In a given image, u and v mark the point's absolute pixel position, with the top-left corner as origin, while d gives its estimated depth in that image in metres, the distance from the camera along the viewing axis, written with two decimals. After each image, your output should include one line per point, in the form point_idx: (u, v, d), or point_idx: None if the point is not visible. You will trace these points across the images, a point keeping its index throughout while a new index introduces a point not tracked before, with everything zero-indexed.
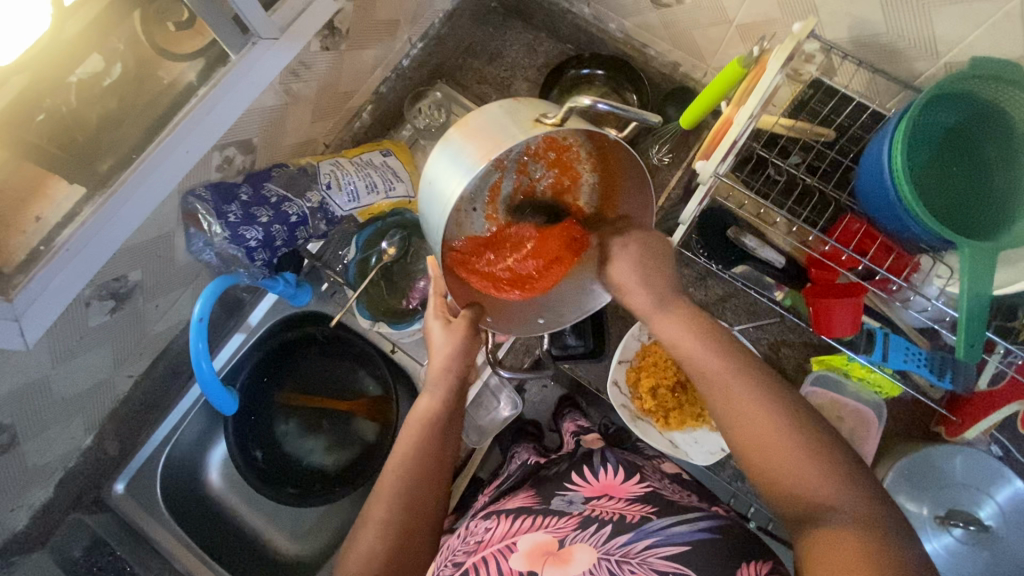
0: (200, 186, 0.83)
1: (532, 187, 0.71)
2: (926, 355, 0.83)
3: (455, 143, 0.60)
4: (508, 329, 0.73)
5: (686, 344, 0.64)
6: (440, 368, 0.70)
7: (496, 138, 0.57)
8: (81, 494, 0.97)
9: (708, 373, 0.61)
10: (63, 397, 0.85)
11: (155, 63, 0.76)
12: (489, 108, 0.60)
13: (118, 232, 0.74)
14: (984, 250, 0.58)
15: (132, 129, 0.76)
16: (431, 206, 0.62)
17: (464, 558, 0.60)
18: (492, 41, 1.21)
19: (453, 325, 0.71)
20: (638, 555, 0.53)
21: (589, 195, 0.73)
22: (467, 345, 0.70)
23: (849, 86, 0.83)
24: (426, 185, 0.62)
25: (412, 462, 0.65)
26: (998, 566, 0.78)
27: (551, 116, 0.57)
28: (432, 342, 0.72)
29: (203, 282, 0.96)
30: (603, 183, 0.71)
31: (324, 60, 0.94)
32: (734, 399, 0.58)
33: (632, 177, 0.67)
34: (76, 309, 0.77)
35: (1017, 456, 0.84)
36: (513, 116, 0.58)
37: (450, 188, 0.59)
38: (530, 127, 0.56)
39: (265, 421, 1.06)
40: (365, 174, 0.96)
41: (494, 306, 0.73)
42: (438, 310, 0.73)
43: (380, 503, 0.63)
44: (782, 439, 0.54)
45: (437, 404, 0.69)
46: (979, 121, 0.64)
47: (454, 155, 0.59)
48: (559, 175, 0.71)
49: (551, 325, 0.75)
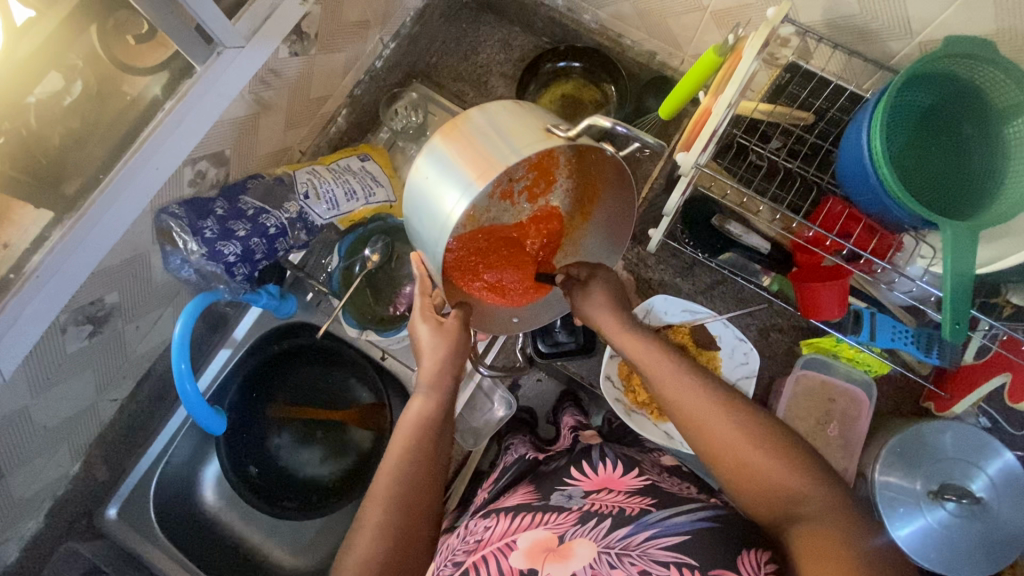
0: (174, 204, 0.80)
1: (511, 188, 0.67)
2: (914, 333, 0.84)
3: (452, 156, 0.58)
4: (489, 330, 0.76)
5: (649, 357, 0.67)
6: (432, 371, 0.69)
7: (499, 147, 0.56)
8: (73, 522, 0.95)
9: (674, 382, 0.62)
10: (46, 426, 0.82)
11: (117, 78, 0.73)
12: (483, 117, 0.59)
13: (90, 256, 0.72)
14: (965, 229, 0.58)
15: (98, 149, 0.73)
16: (430, 220, 0.60)
17: (464, 557, 0.59)
18: (466, 38, 1.19)
19: (445, 326, 0.71)
20: (638, 546, 0.52)
21: (564, 198, 0.72)
22: (459, 347, 0.70)
23: (826, 68, 0.82)
24: (423, 201, 0.60)
25: (410, 466, 0.62)
26: (990, 537, 0.79)
27: (562, 129, 0.57)
28: (421, 346, 0.71)
29: (183, 300, 0.94)
30: (579, 188, 0.71)
31: (294, 66, 0.91)
32: (700, 404, 0.59)
33: (612, 185, 0.68)
34: (52, 337, 0.74)
35: (1005, 426, 0.86)
36: (512, 125, 0.57)
37: (450, 203, 0.57)
38: (533, 141, 0.55)
39: (259, 437, 1.04)
40: (343, 181, 0.94)
41: (480, 309, 0.74)
42: (426, 313, 0.73)
43: (374, 504, 0.60)
44: (742, 442, 0.56)
45: (432, 407, 0.68)
46: (956, 99, 0.64)
47: (454, 167, 0.58)
48: (537, 177, 0.68)
49: (524, 322, 0.78)
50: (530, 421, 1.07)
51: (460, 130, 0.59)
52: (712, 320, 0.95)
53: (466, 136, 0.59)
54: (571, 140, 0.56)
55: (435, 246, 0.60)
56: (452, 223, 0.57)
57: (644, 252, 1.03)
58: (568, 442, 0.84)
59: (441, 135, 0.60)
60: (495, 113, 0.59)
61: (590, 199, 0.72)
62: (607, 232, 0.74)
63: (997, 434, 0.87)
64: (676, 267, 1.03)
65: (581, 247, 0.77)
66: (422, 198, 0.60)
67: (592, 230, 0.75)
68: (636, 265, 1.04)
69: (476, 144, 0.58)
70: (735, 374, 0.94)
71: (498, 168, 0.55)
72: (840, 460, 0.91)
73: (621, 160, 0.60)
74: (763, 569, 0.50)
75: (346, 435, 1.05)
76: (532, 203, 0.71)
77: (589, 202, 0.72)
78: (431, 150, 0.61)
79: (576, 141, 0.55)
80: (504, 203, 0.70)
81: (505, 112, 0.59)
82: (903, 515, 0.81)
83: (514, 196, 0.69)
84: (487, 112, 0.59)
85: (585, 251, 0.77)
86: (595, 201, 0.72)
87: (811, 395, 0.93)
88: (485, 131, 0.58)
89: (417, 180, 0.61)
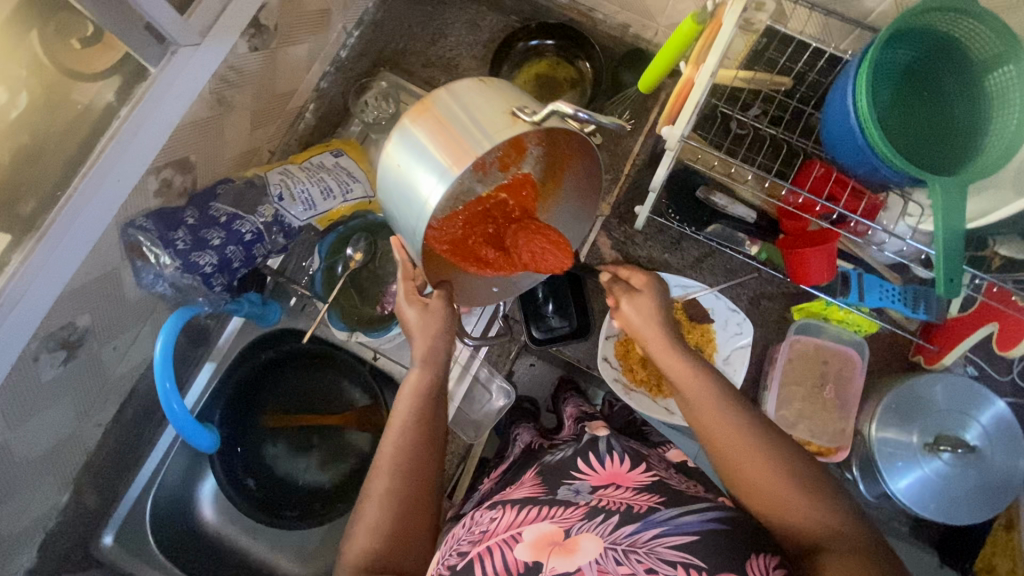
0: (141, 216, 0.77)
1: (483, 163, 0.62)
2: (901, 290, 0.86)
3: (423, 140, 0.56)
4: (470, 303, 0.74)
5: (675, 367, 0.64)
6: (425, 349, 0.67)
7: (471, 131, 0.54)
8: (68, 554, 0.91)
9: (701, 401, 0.61)
10: (28, 460, 0.79)
11: (65, 86, 0.69)
12: (450, 96, 0.56)
13: (54, 278, 0.68)
14: (955, 186, 0.58)
15: (52, 165, 0.69)
16: (407, 207, 0.58)
17: (469, 547, 0.58)
18: (432, 21, 1.14)
19: (430, 307, 0.68)
20: (646, 544, 0.52)
21: (535, 165, 0.67)
22: (448, 323, 0.68)
23: (804, 31, 0.80)
24: (397, 187, 0.58)
25: (412, 442, 0.61)
26: (987, 483, 0.81)
27: (527, 111, 0.54)
28: (411, 328, 0.69)
29: (161, 315, 0.90)
30: (549, 153, 0.66)
31: (255, 61, 0.87)
32: (726, 430, 0.58)
33: (582, 156, 0.64)
34: (25, 366, 0.70)
35: (992, 373, 0.89)
36: (482, 104, 0.55)
37: (424, 188, 0.56)
38: (505, 125, 0.53)
39: (253, 449, 1.02)
40: (318, 179, 0.90)
41: (459, 283, 0.71)
42: (410, 296, 0.70)
43: (380, 475, 0.60)
44: (768, 476, 0.54)
45: (429, 378, 0.66)
46: (938, 54, 0.63)
47: (428, 151, 0.55)
48: (507, 150, 0.63)
49: (506, 293, 0.74)
50: (533, 410, 1.05)
51: (429, 112, 0.57)
52: (703, 293, 0.95)
53: (436, 118, 0.56)
54: (537, 124, 0.53)
55: (413, 232, 0.58)
56: (429, 211, 0.55)
57: (632, 231, 1.03)
58: (575, 431, 0.81)
59: (410, 117, 0.58)
60: (462, 92, 0.56)
61: (561, 164, 0.67)
62: (580, 196, 0.70)
63: (985, 380, 0.89)
64: (665, 242, 1.02)
65: (555, 215, 0.72)
66: (396, 183, 0.58)
67: (565, 196, 0.71)
68: (623, 244, 1.03)
69: (446, 126, 0.55)
70: (729, 345, 0.95)
71: (473, 154, 0.53)
72: (838, 421, 0.92)
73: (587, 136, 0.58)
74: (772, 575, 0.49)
75: (344, 438, 1.03)
76: (504, 172, 0.66)
77: (560, 169, 0.68)
78: (401, 132, 0.58)
79: (541, 125, 0.53)
80: (476, 174, 0.64)
81: (474, 91, 0.56)
82: (901, 468, 0.83)
83: (486, 166, 0.63)
84: (454, 89, 0.57)
85: (560, 219, 0.72)
86: (565, 167, 0.68)
87: (805, 358, 0.94)
88: (454, 113, 0.55)
89: (388, 164, 0.58)
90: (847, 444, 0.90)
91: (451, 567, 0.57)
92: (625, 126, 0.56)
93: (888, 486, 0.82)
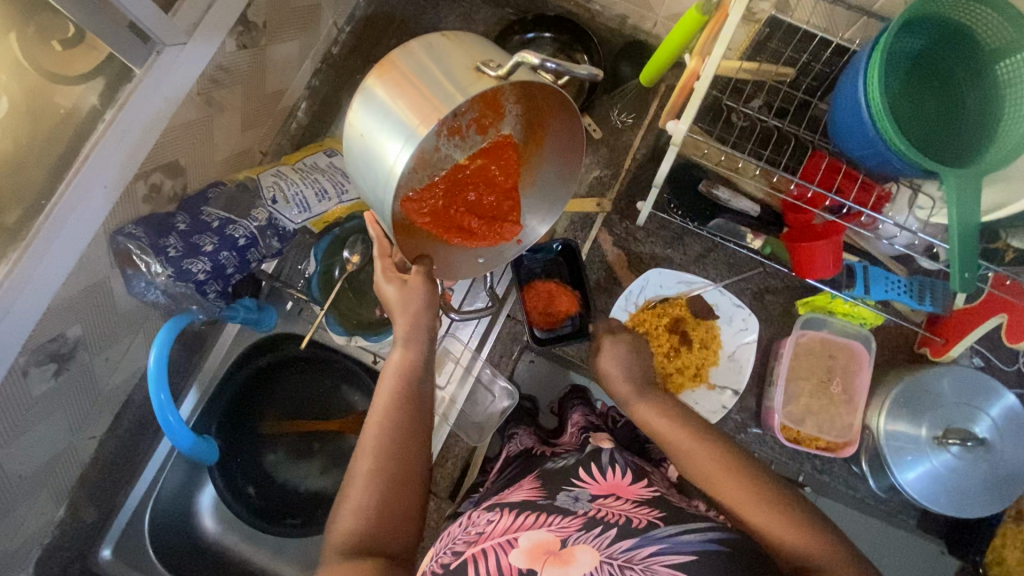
0: (131, 223, 0.74)
1: (458, 126, 0.57)
2: (906, 282, 0.84)
3: (387, 102, 0.52)
4: (454, 277, 0.70)
5: (654, 422, 0.68)
6: (407, 326, 0.65)
7: (439, 87, 0.50)
8: (66, 566, 0.89)
9: (674, 445, 0.65)
10: (21, 475, 0.77)
11: (46, 90, 0.66)
12: (417, 51, 0.52)
13: (43, 289, 0.67)
14: (967, 176, 0.57)
15: (36, 173, 0.67)
16: (373, 176, 0.54)
17: (464, 548, 0.56)
18: (425, 15, 1.09)
19: (409, 285, 0.64)
20: (642, 561, 0.50)
21: (515, 126, 0.62)
22: (428, 303, 0.65)
23: (810, 20, 0.77)
24: (364, 154, 0.54)
25: (402, 416, 0.61)
26: (994, 476, 0.81)
27: (493, 65, 0.49)
28: (390, 305, 0.65)
29: (154, 324, 0.87)
30: (529, 111, 0.61)
31: (245, 60, 0.84)
32: (706, 465, 0.61)
33: (562, 111, 0.60)
34: (14, 381, 0.68)
35: (997, 363, 0.89)
36: (450, 60, 0.51)
37: (388, 153, 0.52)
38: (472, 81, 0.49)
39: (252, 456, 1.00)
40: (313, 181, 0.87)
41: (441, 256, 0.68)
42: (387, 273, 0.66)
43: (365, 455, 0.58)
44: (762, 512, 0.55)
45: (413, 357, 0.64)
46: (947, 42, 0.62)
47: (392, 114, 0.52)
48: (483, 109, 0.58)
49: (492, 263, 0.71)
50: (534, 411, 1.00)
51: (393, 70, 0.53)
52: (707, 289, 0.94)
53: (401, 76, 0.52)
54: (504, 79, 0.49)
55: (382, 204, 0.55)
56: (395, 176, 0.51)
57: (633, 227, 1.01)
58: (577, 442, 0.79)
59: (373, 77, 0.54)
60: (428, 48, 0.52)
61: (541, 124, 0.63)
62: (562, 158, 0.66)
63: (991, 371, 0.89)
64: (666, 238, 1.01)
65: (534, 177, 0.68)
66: (361, 150, 0.54)
67: (547, 158, 0.67)
68: (625, 241, 1.01)
69: (412, 84, 0.51)
70: (735, 342, 0.94)
71: (439, 114, 0.49)
72: (844, 416, 0.91)
73: (560, 89, 0.54)
74: None
75: (345, 444, 1.01)
76: (482, 136, 0.61)
77: (540, 129, 0.63)
78: (365, 95, 0.54)
79: (507, 79, 0.49)
80: (452, 139, 0.59)
81: (441, 46, 0.52)
82: (911, 462, 0.82)
83: (462, 131, 0.59)
84: (421, 46, 0.53)
85: (542, 181, 0.69)
86: (545, 126, 0.63)
87: (811, 352, 0.93)
88: (421, 69, 0.51)
89: (353, 132, 0.55)
90: (855, 439, 0.90)
91: (444, 567, 0.55)
92: (601, 77, 0.51)
93: (896, 478, 0.82)
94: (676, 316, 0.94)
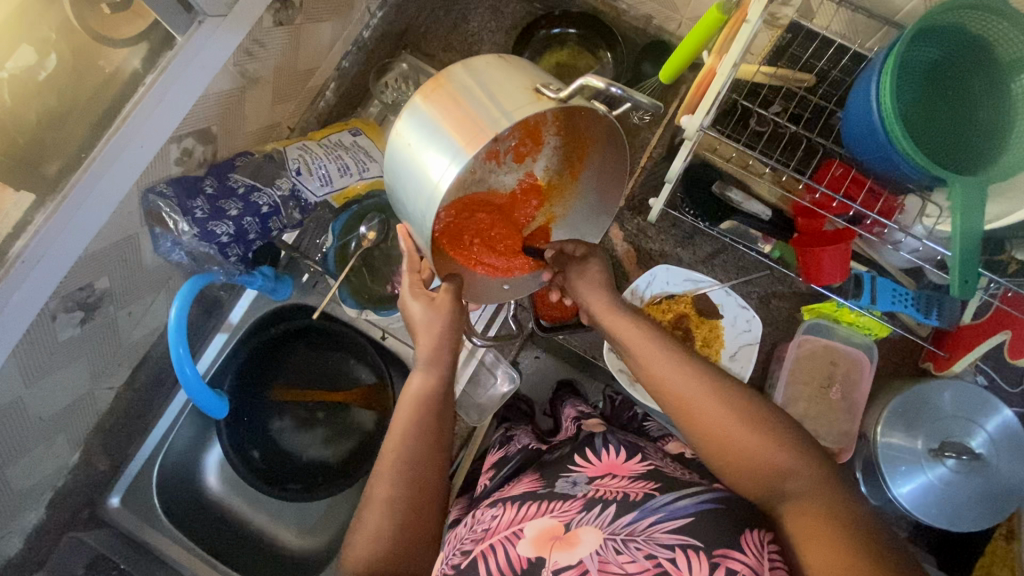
0: (162, 182, 0.78)
1: (498, 152, 0.63)
2: (914, 295, 0.84)
3: (432, 117, 0.54)
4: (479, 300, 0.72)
5: (642, 346, 0.64)
6: (431, 347, 0.65)
7: (487, 110, 0.51)
8: (75, 513, 0.93)
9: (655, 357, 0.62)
10: (42, 417, 0.80)
11: (94, 51, 0.70)
12: (465, 71, 0.54)
13: (77, 239, 0.70)
14: (974, 186, 0.58)
15: (77, 128, 0.71)
16: (414, 188, 0.56)
17: (472, 546, 0.58)
18: (455, 6, 1.11)
19: (436, 302, 0.67)
20: (644, 531, 0.51)
21: (552, 159, 0.68)
22: (454, 318, 0.67)
23: (830, 27, 0.79)
24: (405, 168, 0.56)
25: (415, 442, 0.60)
26: (989, 491, 0.81)
27: (553, 89, 0.52)
28: (415, 324, 0.67)
29: (176, 285, 0.92)
30: (567, 146, 0.66)
31: (279, 37, 0.88)
32: (685, 377, 0.59)
33: (604, 142, 0.63)
34: (42, 325, 0.72)
35: (1002, 383, 0.88)
36: (500, 80, 0.53)
37: (432, 169, 0.54)
38: (527, 104, 0.51)
39: (259, 422, 1.03)
40: (336, 157, 0.91)
41: (468, 280, 0.70)
42: (415, 290, 0.68)
43: (382, 481, 0.58)
44: (746, 436, 0.54)
45: (433, 382, 0.64)
46: (964, 56, 0.63)
47: (439, 131, 0.53)
48: (524, 139, 0.64)
49: (515, 290, 0.74)
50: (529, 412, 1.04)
51: (442, 89, 0.54)
52: (713, 289, 0.95)
53: (449, 94, 0.54)
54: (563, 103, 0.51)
55: (422, 219, 0.56)
56: (441, 193, 0.53)
57: (645, 223, 1.02)
58: (572, 430, 0.81)
59: (422, 95, 0.55)
60: (479, 68, 0.54)
61: (579, 156, 0.67)
62: (600, 189, 0.70)
63: (994, 390, 0.89)
64: (677, 237, 1.02)
65: (569, 207, 0.72)
66: (406, 166, 0.56)
67: (584, 189, 0.71)
68: (636, 236, 1.03)
69: (460, 103, 0.53)
70: (738, 341, 0.94)
71: (486, 135, 0.50)
72: (842, 422, 0.92)
73: (615, 122, 0.55)
74: (766, 548, 0.49)
75: (349, 416, 1.04)
76: (519, 163, 0.67)
77: (577, 160, 0.67)
78: (412, 111, 0.56)
79: (567, 103, 0.51)
80: (491, 164, 0.65)
81: (489, 68, 0.54)
82: (905, 473, 0.82)
83: (500, 156, 0.65)
84: (470, 67, 0.55)
85: (575, 215, 0.73)
86: (584, 156, 0.67)
87: (812, 359, 0.94)
88: (468, 88, 0.53)
89: (398, 145, 0.57)
90: (851, 446, 0.91)
91: (454, 567, 0.57)
92: (663, 108, 0.54)
93: (890, 491, 0.82)
94: (680, 313, 0.95)
